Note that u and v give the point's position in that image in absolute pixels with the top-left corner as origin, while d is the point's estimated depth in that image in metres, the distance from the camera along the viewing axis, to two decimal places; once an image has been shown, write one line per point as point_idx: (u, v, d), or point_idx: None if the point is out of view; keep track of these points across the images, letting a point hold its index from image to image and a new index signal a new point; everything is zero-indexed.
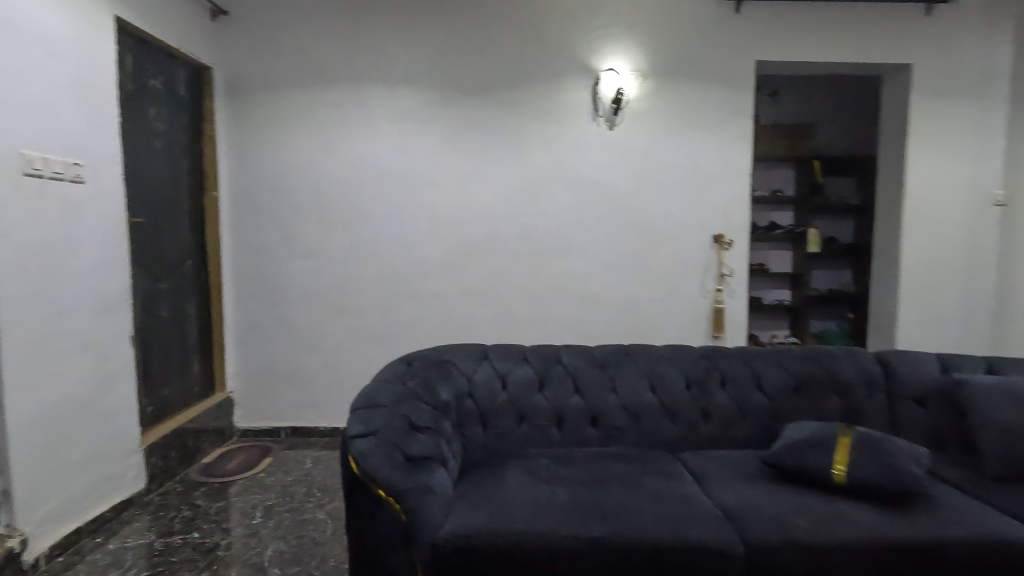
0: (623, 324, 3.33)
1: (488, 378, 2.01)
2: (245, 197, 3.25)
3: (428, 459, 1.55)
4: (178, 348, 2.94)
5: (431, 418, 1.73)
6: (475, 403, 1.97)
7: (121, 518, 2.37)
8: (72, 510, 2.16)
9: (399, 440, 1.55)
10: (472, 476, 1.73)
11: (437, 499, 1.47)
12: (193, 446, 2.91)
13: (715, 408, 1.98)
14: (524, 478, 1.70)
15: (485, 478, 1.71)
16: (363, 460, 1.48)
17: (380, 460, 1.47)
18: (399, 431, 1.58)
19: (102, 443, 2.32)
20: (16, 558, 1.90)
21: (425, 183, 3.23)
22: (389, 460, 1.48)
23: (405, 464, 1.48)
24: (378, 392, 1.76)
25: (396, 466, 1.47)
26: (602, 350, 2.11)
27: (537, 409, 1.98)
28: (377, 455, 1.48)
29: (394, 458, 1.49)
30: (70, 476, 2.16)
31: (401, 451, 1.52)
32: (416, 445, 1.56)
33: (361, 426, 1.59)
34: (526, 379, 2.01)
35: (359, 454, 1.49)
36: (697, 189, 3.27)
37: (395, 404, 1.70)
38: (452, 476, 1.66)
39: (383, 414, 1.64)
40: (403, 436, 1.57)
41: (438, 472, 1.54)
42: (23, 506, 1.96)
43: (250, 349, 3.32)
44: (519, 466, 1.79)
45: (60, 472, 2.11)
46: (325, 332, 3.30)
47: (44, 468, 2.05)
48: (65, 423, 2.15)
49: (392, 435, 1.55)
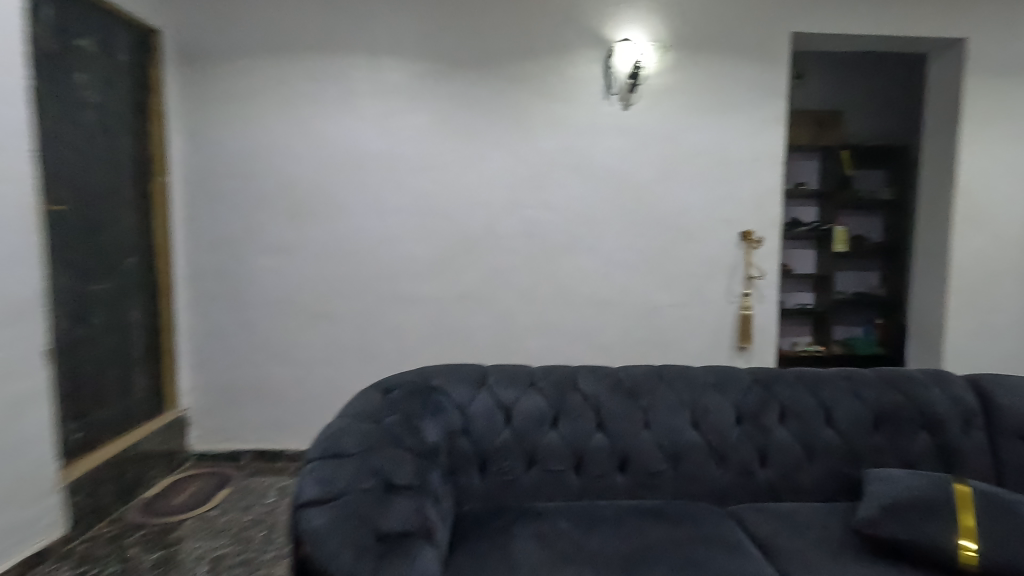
0: (638, 332, 2.91)
1: (487, 410, 1.58)
2: (201, 184, 2.79)
3: (408, 534, 1.13)
4: (118, 361, 2.48)
5: (415, 470, 1.30)
6: (472, 442, 1.55)
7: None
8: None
9: (368, 511, 1.13)
10: (469, 548, 1.31)
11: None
12: (134, 477, 2.45)
13: (775, 449, 1.57)
14: (537, 553, 1.28)
15: (486, 553, 1.29)
16: (315, 543, 1.05)
17: (340, 543, 1.05)
18: (369, 495, 1.16)
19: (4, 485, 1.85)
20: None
21: (411, 169, 2.79)
22: (352, 542, 1.05)
23: (375, 547, 1.06)
24: (344, 436, 1.33)
25: (362, 549, 1.05)
26: (631, 373, 1.69)
27: (551, 450, 1.56)
28: (337, 535, 1.06)
29: (361, 539, 1.07)
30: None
31: (371, 527, 1.10)
32: (391, 516, 1.14)
33: (316, 489, 1.16)
34: (537, 411, 1.59)
35: (310, 533, 1.07)
36: (724, 179, 2.86)
37: (365, 454, 1.28)
38: (443, 551, 1.24)
39: (347, 469, 1.21)
40: (373, 504, 1.15)
41: (423, 552, 1.12)
42: None
43: (207, 361, 2.86)
44: (530, 533, 1.37)
45: None
46: (295, 342, 2.84)
47: None
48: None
49: (358, 503, 1.13)
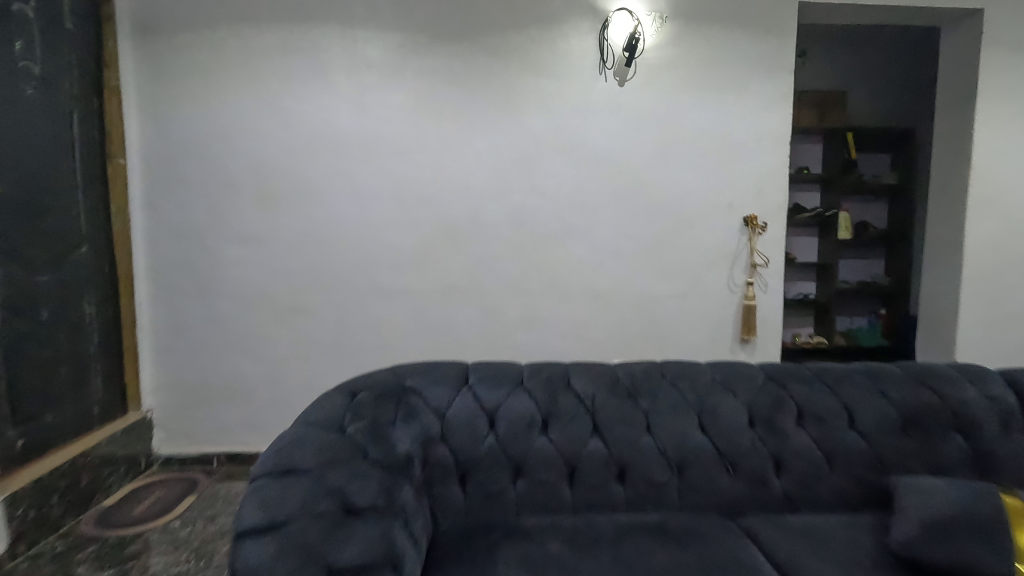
0: (635, 325, 2.73)
1: (469, 414, 1.40)
2: (162, 167, 2.57)
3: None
4: (71, 359, 2.27)
5: (381, 486, 1.12)
6: (452, 450, 1.37)
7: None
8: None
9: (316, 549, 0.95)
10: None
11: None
12: (90, 485, 2.25)
13: (792, 455, 1.39)
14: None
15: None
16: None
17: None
18: (321, 523, 0.98)
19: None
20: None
21: (390, 150, 2.59)
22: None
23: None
24: (299, 446, 1.14)
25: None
26: (630, 370, 1.51)
27: (540, 458, 1.38)
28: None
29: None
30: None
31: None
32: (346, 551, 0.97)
33: (256, 517, 0.97)
34: (524, 414, 1.40)
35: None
36: (725, 161, 2.67)
37: (320, 467, 1.08)
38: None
39: (296, 489, 1.02)
40: (324, 537, 0.97)
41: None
42: None
43: (172, 359, 2.65)
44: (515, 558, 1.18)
45: None
46: (267, 338, 2.64)
47: None
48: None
49: (305, 535, 0.95)
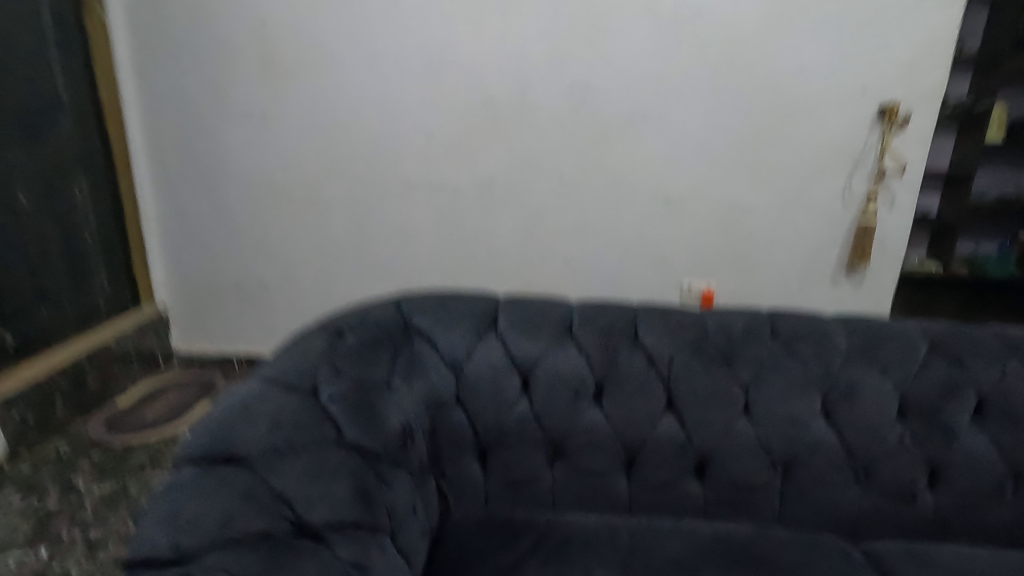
0: (714, 242, 2.22)
1: (494, 371, 1.02)
2: (148, 22, 2.12)
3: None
4: (65, 250, 2.02)
5: (357, 488, 0.79)
6: (471, 420, 1.01)
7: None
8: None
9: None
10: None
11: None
12: (99, 386, 2.09)
13: (957, 465, 0.96)
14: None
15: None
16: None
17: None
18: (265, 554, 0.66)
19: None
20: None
21: (417, 4, 2.02)
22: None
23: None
24: (246, 421, 0.80)
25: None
26: (726, 322, 1.06)
27: (589, 439, 1.02)
28: None
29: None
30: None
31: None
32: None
33: (158, 539, 0.65)
34: (570, 379, 1.01)
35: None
36: (868, 27, 1.95)
37: (268, 462, 0.75)
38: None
39: (221, 499, 0.69)
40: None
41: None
42: None
43: (182, 252, 2.38)
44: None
45: None
46: (280, 235, 2.31)
47: None
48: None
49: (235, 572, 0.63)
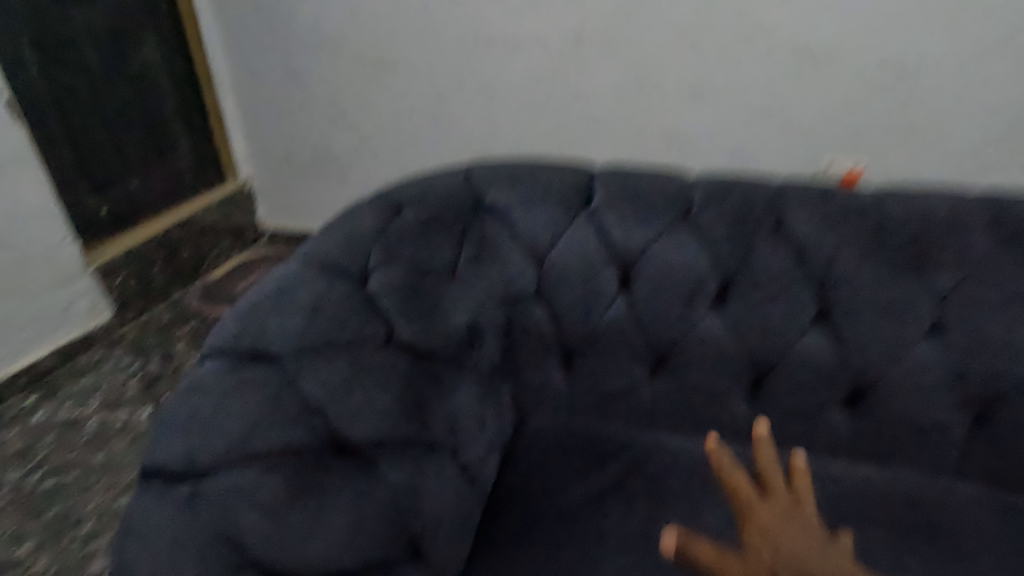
0: (891, 95, 1.19)
1: (582, 262, 0.80)
2: None
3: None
4: (131, 111, 1.60)
5: (411, 401, 0.66)
6: (554, 322, 0.82)
7: (68, 369, 1.54)
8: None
9: (258, 535, 0.52)
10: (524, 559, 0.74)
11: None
12: (194, 256, 1.86)
13: None
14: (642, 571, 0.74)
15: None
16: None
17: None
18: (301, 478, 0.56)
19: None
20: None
21: None
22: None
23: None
24: (277, 309, 0.65)
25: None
26: (919, 211, 0.76)
27: (700, 354, 0.81)
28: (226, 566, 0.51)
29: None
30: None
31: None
32: (314, 544, 0.54)
33: (174, 452, 0.55)
34: (682, 278, 0.79)
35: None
36: None
37: (301, 362, 0.62)
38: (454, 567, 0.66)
39: (247, 408, 0.57)
40: (275, 516, 0.53)
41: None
42: None
43: (248, 101, 1.77)
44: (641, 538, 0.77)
45: None
46: (358, 76, 1.59)
47: None
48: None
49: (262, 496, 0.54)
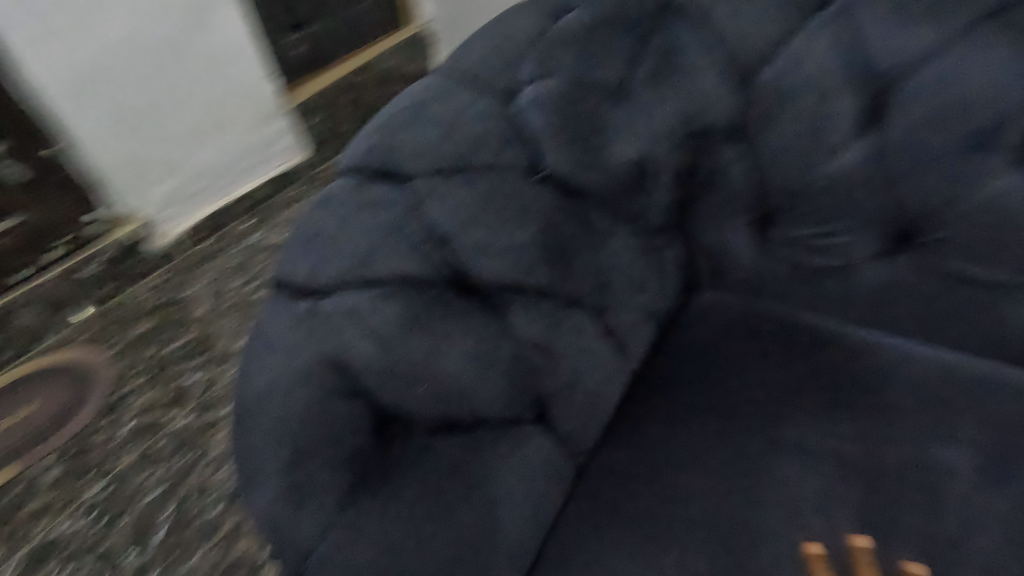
0: None
1: (810, 87, 0.59)
2: None
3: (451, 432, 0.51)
4: None
5: (562, 247, 0.56)
6: (753, 167, 0.63)
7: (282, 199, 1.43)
8: (166, 212, 1.26)
9: (368, 361, 0.48)
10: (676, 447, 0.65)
11: (473, 565, 0.51)
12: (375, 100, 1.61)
13: None
14: (820, 493, 0.60)
15: (746, 509, 0.60)
16: (246, 421, 0.49)
17: (272, 448, 0.47)
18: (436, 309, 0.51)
19: (201, 110, 1.20)
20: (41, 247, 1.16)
21: None
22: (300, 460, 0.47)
23: (348, 468, 0.47)
24: (410, 120, 0.56)
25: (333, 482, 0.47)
26: None
27: (969, 218, 0.61)
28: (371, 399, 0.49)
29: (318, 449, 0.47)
30: (130, 165, 1.16)
31: (356, 419, 0.48)
32: (419, 377, 0.49)
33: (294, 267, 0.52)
34: (971, 102, 0.56)
35: (249, 394, 0.49)
36: None
37: (428, 184, 0.53)
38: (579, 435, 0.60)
39: (364, 228, 0.51)
40: (382, 344, 0.48)
41: (481, 466, 0.51)
42: (126, 188, 1.19)
43: None
44: (838, 459, 0.61)
45: (162, 147, 1.18)
46: None
47: (132, 143, 1.15)
48: (31, 62, 0.97)
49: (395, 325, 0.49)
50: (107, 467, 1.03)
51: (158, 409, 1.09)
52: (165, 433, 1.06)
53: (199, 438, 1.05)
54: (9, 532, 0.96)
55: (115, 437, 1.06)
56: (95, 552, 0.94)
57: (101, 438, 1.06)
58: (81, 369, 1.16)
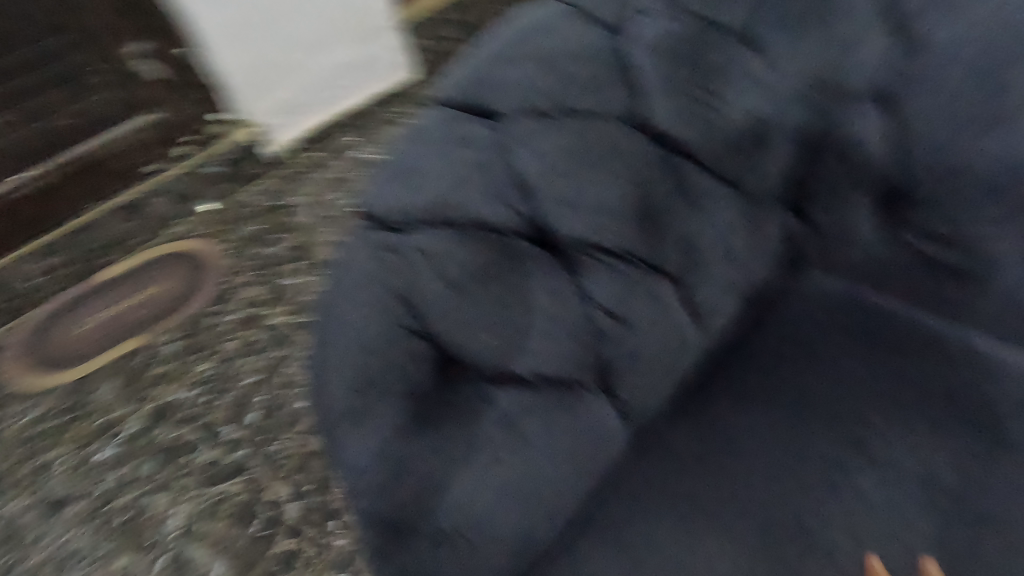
0: None
1: (987, 58, 0.48)
2: None
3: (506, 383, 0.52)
4: None
5: (650, 213, 0.53)
6: (892, 141, 0.55)
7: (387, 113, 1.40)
8: (277, 117, 1.30)
9: (436, 305, 0.48)
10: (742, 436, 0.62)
11: (517, 503, 0.54)
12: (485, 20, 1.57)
13: None
14: (892, 510, 0.57)
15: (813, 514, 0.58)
16: (321, 346, 0.50)
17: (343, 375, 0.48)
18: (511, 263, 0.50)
19: (324, 14, 1.23)
20: (177, 143, 1.31)
21: None
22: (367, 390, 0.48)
23: (405, 404, 0.49)
24: (512, 54, 0.51)
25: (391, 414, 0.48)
26: None
27: None
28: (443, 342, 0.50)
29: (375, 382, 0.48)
30: (254, 65, 1.21)
31: (420, 357, 0.49)
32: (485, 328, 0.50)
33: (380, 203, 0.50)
34: None
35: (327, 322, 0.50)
36: None
37: (525, 129, 0.50)
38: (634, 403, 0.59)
39: (455, 172, 0.49)
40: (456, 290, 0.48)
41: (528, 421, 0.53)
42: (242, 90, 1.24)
43: None
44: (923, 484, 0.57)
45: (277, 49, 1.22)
46: None
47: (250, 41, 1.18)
48: None
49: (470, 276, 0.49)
50: (217, 348, 1.11)
51: (263, 301, 1.16)
52: (263, 326, 1.13)
53: (292, 335, 1.11)
54: (138, 389, 1.07)
55: (211, 318, 1.15)
56: (205, 424, 1.03)
57: (209, 323, 1.14)
58: (205, 254, 1.22)
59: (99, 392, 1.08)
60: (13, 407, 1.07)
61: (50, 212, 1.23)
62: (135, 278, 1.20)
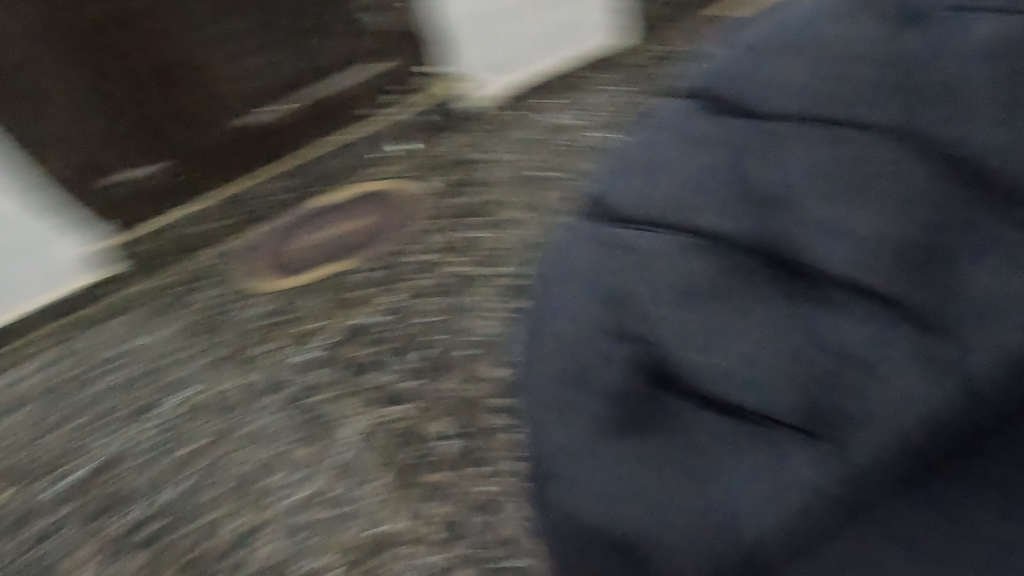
0: None
1: None
2: None
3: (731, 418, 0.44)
4: None
5: (933, 231, 0.44)
6: None
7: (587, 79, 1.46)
8: (486, 72, 1.41)
9: (652, 297, 0.47)
10: (984, 519, 0.41)
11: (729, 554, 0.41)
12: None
13: None
14: None
15: None
16: (533, 325, 0.51)
17: (554, 361, 0.48)
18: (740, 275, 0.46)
19: None
20: (387, 92, 1.40)
21: None
22: (578, 382, 0.47)
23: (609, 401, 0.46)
24: (773, 52, 0.51)
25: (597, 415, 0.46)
26: None
27: None
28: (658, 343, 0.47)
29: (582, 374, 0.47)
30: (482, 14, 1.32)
31: (637, 362, 0.47)
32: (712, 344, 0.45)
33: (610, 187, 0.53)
34: None
35: (542, 300, 0.52)
36: None
37: (779, 131, 0.48)
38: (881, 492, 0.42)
39: (691, 165, 0.50)
40: (681, 293, 0.47)
41: (762, 473, 0.42)
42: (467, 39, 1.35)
43: None
44: None
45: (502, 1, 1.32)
46: None
47: None
48: None
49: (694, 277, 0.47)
50: (407, 281, 1.19)
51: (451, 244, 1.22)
52: (448, 268, 1.18)
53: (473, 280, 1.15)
54: (338, 304, 1.18)
55: (398, 252, 1.24)
56: (385, 349, 1.09)
57: (401, 256, 1.23)
58: (405, 192, 1.33)
59: (304, 301, 1.19)
60: (237, 298, 1.21)
61: (272, 142, 1.34)
62: (347, 209, 1.34)
